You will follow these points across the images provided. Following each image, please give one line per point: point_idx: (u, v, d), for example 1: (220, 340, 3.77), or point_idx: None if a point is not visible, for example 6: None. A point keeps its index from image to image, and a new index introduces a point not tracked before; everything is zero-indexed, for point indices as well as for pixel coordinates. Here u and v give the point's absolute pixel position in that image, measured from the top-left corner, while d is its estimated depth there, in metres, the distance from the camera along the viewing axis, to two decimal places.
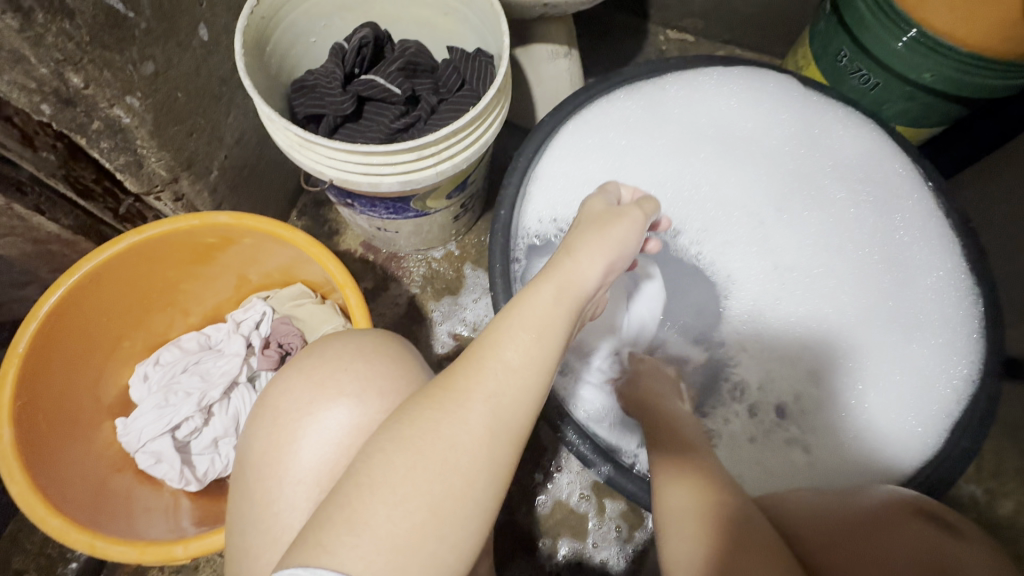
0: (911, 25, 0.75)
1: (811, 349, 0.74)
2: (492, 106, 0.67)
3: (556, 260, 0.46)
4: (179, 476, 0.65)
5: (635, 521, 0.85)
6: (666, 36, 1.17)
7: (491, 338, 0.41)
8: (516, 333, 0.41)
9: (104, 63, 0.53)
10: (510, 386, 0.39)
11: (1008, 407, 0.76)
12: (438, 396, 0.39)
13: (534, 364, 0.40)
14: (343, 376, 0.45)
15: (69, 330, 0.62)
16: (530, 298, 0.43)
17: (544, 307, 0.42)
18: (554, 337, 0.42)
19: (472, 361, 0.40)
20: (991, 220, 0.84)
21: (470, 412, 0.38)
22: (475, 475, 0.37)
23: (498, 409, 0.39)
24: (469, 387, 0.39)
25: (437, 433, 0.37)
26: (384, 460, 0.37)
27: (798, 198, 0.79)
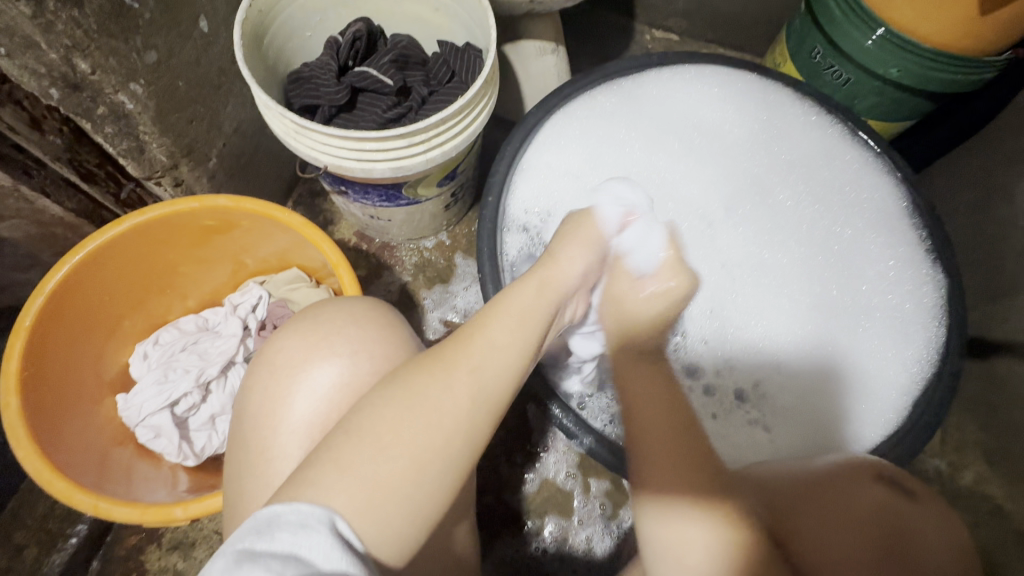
0: (878, 24, 0.79)
1: (771, 340, 0.77)
2: (480, 96, 0.70)
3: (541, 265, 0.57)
4: (177, 451, 0.68)
5: (619, 500, 0.88)
6: (651, 36, 1.21)
7: (481, 321, 0.49)
8: (499, 318, 0.49)
9: (110, 51, 0.56)
10: (492, 361, 0.46)
11: (970, 386, 0.80)
12: (431, 364, 0.44)
13: (512, 347, 0.48)
14: (338, 339, 0.47)
15: (73, 306, 0.64)
16: (515, 292, 0.53)
17: (531, 299, 0.52)
18: (534, 324, 0.51)
19: (463, 340, 0.47)
20: (957, 209, 0.88)
21: (454, 380, 0.44)
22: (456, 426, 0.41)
23: (480, 381, 0.45)
24: (457, 359, 0.45)
25: (424, 396, 0.42)
26: (374, 414, 0.42)
27: (748, 198, 0.83)
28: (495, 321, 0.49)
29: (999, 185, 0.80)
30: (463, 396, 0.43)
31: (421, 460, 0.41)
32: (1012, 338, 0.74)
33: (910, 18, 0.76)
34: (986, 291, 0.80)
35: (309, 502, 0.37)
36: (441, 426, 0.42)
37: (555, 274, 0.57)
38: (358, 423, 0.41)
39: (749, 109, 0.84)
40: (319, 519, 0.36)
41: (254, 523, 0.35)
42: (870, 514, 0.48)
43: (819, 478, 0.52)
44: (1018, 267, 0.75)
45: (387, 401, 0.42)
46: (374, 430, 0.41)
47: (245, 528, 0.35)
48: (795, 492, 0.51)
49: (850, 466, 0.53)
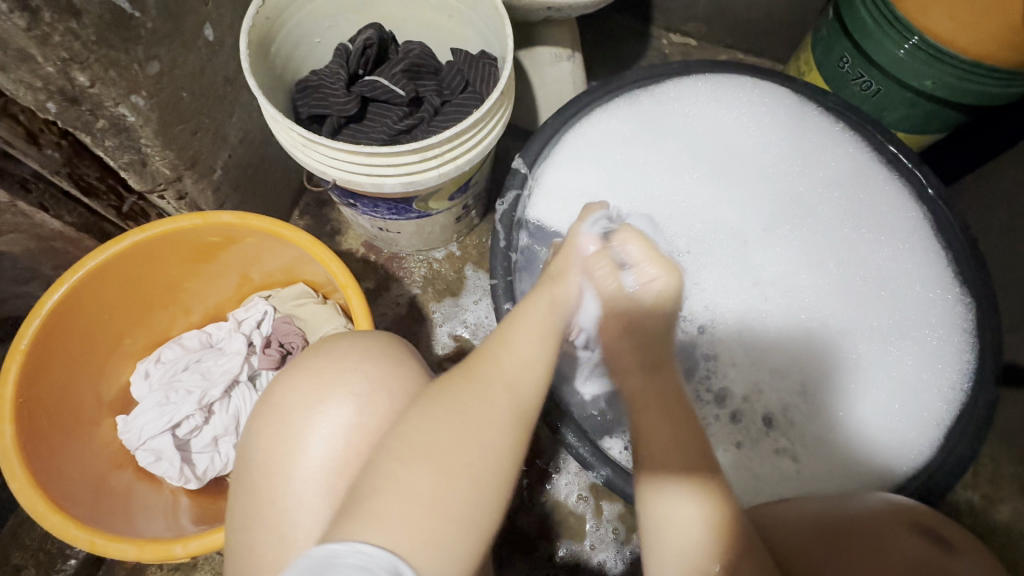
0: (914, 33, 0.75)
1: (803, 362, 0.74)
2: (496, 108, 0.67)
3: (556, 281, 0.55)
4: (179, 475, 0.66)
5: (632, 524, 0.85)
6: (669, 40, 1.17)
7: (502, 338, 0.48)
8: (522, 334, 0.49)
9: (110, 62, 0.53)
10: (524, 374, 0.46)
11: (1007, 415, 0.76)
12: (466, 381, 0.43)
13: (538, 361, 0.47)
14: (348, 375, 0.45)
15: (73, 327, 0.62)
16: (530, 303, 0.52)
17: (543, 310, 0.51)
18: (553, 339, 0.50)
19: (487, 355, 0.46)
20: (991, 227, 0.84)
21: (493, 397, 0.43)
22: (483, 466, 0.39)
23: (519, 394, 0.44)
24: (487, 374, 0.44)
25: (463, 413, 0.41)
26: (415, 433, 0.40)
27: (784, 223, 0.80)
28: (519, 339, 0.48)
29: None
30: (498, 406, 0.42)
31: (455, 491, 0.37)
32: None
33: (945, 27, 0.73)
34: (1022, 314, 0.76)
35: (371, 544, 0.35)
36: (480, 453, 0.40)
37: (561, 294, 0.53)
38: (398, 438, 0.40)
39: (772, 123, 0.81)
40: (382, 566, 0.33)
41: (308, 563, 0.34)
42: (900, 563, 0.45)
43: (847, 521, 0.49)
44: None
45: (427, 423, 0.40)
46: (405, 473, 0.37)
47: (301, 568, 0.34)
48: (821, 545, 0.48)
49: (878, 510, 0.50)
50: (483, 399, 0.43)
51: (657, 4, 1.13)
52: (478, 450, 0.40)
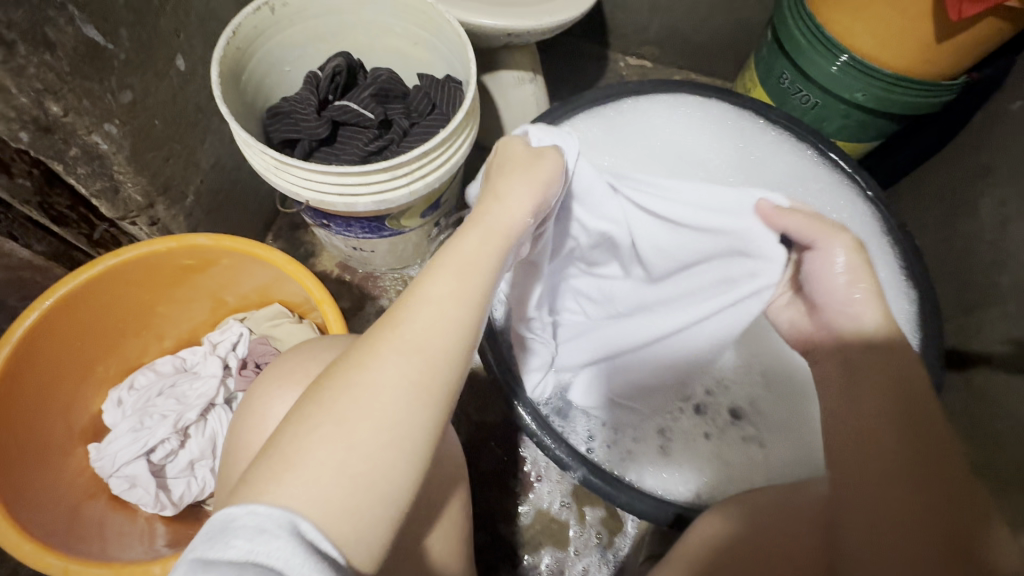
0: (842, 51, 0.83)
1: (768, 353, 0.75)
2: (462, 128, 0.71)
3: (484, 207, 0.48)
4: (154, 501, 0.65)
5: (614, 527, 0.86)
6: (625, 63, 1.25)
7: (415, 286, 0.42)
8: (442, 275, 0.43)
9: (85, 92, 0.55)
10: (430, 327, 0.40)
11: (952, 397, 0.82)
12: (361, 348, 0.40)
13: (459, 299, 0.42)
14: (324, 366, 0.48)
15: (45, 355, 0.62)
16: (455, 245, 0.45)
17: (467, 252, 0.44)
18: (477, 281, 0.43)
19: (394, 312, 0.41)
20: (924, 224, 0.91)
21: (387, 357, 0.39)
22: (391, 421, 0.37)
23: (419, 350, 0.39)
24: (398, 331, 0.40)
25: (361, 385, 0.38)
26: (310, 415, 0.37)
27: None
28: (441, 279, 0.42)
29: (965, 199, 0.83)
30: (400, 370, 0.38)
31: (380, 445, 0.37)
32: (987, 348, 0.76)
33: (860, 38, 0.81)
34: (959, 302, 0.82)
35: (269, 505, 0.34)
36: (373, 423, 0.37)
37: (505, 223, 0.47)
38: (298, 427, 0.37)
39: (724, 134, 0.88)
40: (278, 524, 0.32)
41: (207, 530, 0.32)
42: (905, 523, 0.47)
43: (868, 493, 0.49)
44: (989, 277, 0.77)
45: (332, 396, 0.38)
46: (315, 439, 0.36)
47: (200, 538, 0.33)
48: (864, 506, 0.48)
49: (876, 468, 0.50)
50: (397, 365, 0.38)
51: (612, 30, 1.20)
52: (369, 421, 0.37)
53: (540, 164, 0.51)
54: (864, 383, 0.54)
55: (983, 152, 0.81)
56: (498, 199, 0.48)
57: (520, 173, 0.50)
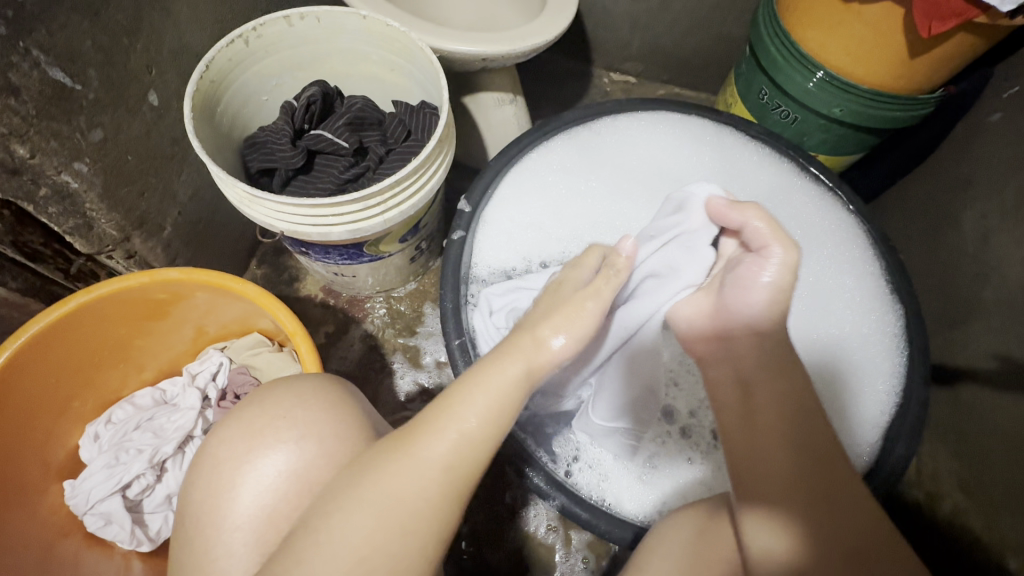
0: (818, 68, 0.83)
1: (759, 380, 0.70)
2: (435, 155, 0.71)
3: (526, 338, 0.45)
4: (130, 538, 0.65)
5: (601, 550, 0.85)
6: (609, 79, 1.25)
7: (448, 404, 0.43)
8: (472, 399, 0.43)
9: (51, 134, 0.56)
10: (457, 452, 0.42)
11: (939, 413, 0.81)
12: (388, 457, 0.42)
13: (487, 433, 0.42)
14: (281, 423, 0.47)
15: (18, 394, 0.62)
16: (495, 371, 0.43)
17: (502, 382, 0.43)
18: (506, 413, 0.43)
19: (427, 426, 0.43)
20: (908, 236, 0.90)
21: (411, 473, 0.41)
22: (399, 530, 0.40)
23: (443, 469, 0.41)
24: (419, 450, 0.41)
25: (383, 492, 0.40)
26: (330, 515, 0.40)
27: None
28: (473, 401, 0.43)
29: (946, 212, 0.82)
30: (420, 489, 0.41)
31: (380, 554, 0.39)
32: (972, 364, 0.75)
33: (835, 54, 0.80)
34: (944, 316, 0.81)
35: None
36: (387, 533, 0.40)
37: (539, 361, 0.44)
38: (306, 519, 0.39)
39: (704, 151, 0.87)
40: None
41: None
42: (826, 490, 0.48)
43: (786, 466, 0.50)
44: (972, 292, 0.76)
45: (351, 504, 0.40)
46: (331, 539, 0.39)
47: None
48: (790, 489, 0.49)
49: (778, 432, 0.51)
50: (415, 480, 0.41)
51: (595, 47, 1.20)
52: (385, 532, 0.40)
53: (593, 304, 0.47)
54: (761, 404, 0.50)
55: (963, 164, 0.80)
56: (542, 345, 0.45)
57: (565, 312, 0.47)
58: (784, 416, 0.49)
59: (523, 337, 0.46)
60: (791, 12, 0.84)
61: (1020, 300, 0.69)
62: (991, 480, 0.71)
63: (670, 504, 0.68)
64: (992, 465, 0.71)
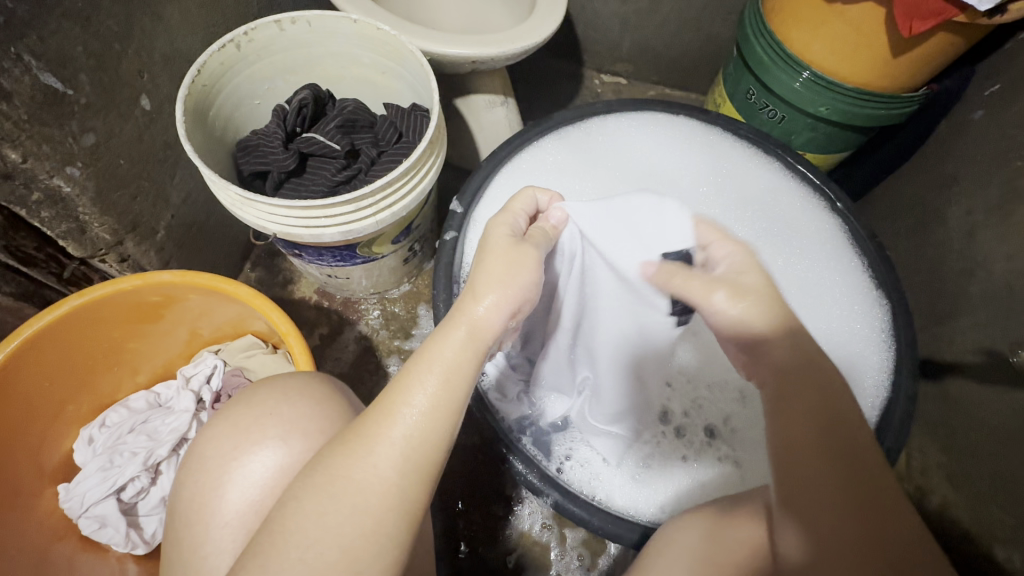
0: (803, 67, 0.84)
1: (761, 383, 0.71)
2: (425, 157, 0.72)
3: (463, 307, 0.44)
4: (125, 541, 0.65)
5: (596, 548, 0.86)
6: (600, 80, 1.26)
7: (402, 381, 0.42)
8: (425, 376, 0.42)
9: (43, 138, 0.56)
10: (417, 431, 0.41)
11: (927, 407, 0.82)
12: (351, 441, 0.41)
13: (442, 409, 0.42)
14: (269, 421, 0.48)
15: (12, 398, 0.62)
16: (440, 340, 0.43)
17: (452, 350, 0.43)
18: (460, 382, 0.43)
19: (383, 405, 0.42)
20: (894, 232, 0.91)
21: (376, 455, 0.40)
22: (369, 524, 0.39)
23: (407, 451, 0.40)
24: (378, 434, 0.41)
25: (348, 479, 0.40)
26: (295, 507, 0.39)
27: None
28: (426, 380, 0.42)
29: (932, 208, 0.83)
30: (387, 474, 0.40)
31: (351, 550, 0.38)
32: (960, 358, 0.76)
33: (819, 54, 0.82)
34: (930, 311, 0.82)
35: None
36: (350, 521, 0.39)
37: (479, 325, 0.44)
38: (292, 515, 0.39)
39: (694, 151, 0.89)
40: None
41: None
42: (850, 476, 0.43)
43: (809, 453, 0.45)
44: (958, 287, 0.77)
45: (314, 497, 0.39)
46: (298, 528, 0.38)
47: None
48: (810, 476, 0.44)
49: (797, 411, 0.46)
50: (380, 465, 0.40)
51: (585, 49, 1.22)
52: (353, 519, 0.39)
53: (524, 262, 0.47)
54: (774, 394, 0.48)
55: (948, 162, 0.82)
56: (477, 304, 0.44)
57: (502, 266, 0.46)
58: (816, 407, 0.44)
59: (461, 299, 0.45)
60: (777, 13, 0.86)
61: (1007, 294, 0.70)
62: (979, 472, 0.71)
63: (665, 502, 0.69)
64: (980, 458, 0.71)
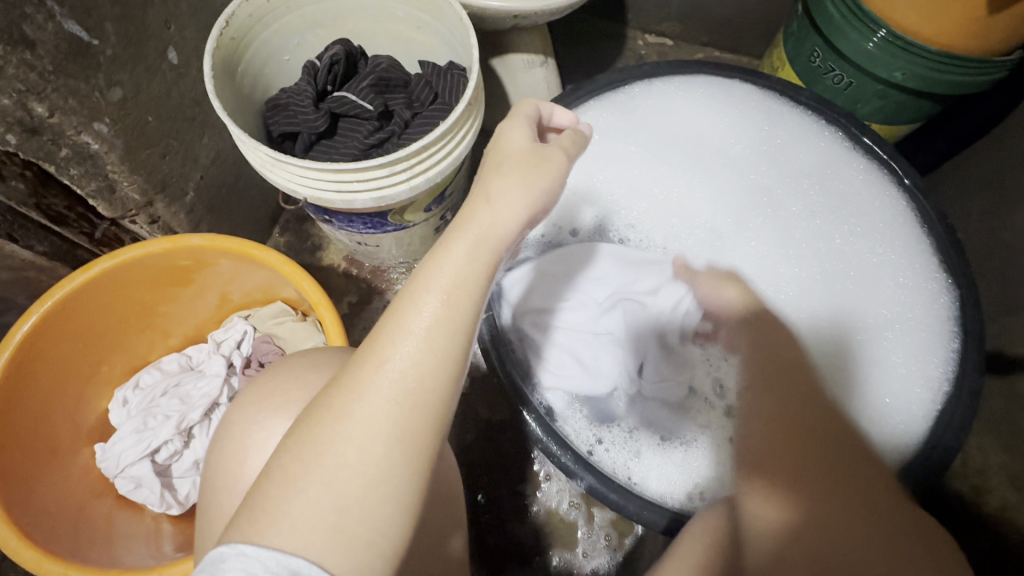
0: (880, 26, 0.75)
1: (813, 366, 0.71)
2: (463, 119, 0.67)
3: (472, 211, 0.39)
4: (159, 501, 0.66)
5: (624, 529, 0.84)
6: (644, 41, 1.18)
7: (401, 305, 0.36)
8: (423, 298, 0.36)
9: (69, 91, 0.54)
10: (419, 364, 0.35)
11: (989, 403, 0.76)
12: (343, 380, 0.35)
13: (445, 329, 0.36)
14: (294, 390, 0.46)
15: (46, 357, 0.62)
16: (440, 256, 0.37)
17: (458, 264, 0.37)
18: (465, 303, 0.36)
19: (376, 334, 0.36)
20: (968, 214, 0.83)
21: (371, 395, 0.34)
22: (375, 473, 0.34)
23: (409, 391, 0.35)
24: (372, 368, 0.35)
25: (343, 423, 0.34)
26: (291, 457, 0.34)
27: (756, 211, 0.81)
28: (425, 301, 0.36)
29: (1014, 187, 0.75)
30: (386, 416, 0.34)
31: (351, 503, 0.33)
32: None
33: (898, 8, 0.73)
34: (1003, 302, 0.76)
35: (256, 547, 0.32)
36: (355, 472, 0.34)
37: (493, 228, 0.38)
38: (279, 470, 0.34)
39: (749, 118, 0.82)
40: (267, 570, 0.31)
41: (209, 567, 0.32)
42: None
43: None
44: None
45: (306, 441, 0.35)
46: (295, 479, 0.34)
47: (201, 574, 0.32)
48: None
49: None
50: (373, 402, 0.34)
51: (630, 6, 1.13)
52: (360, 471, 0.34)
53: (550, 163, 0.42)
54: None
55: None
56: (492, 207, 0.39)
57: (519, 170, 0.40)
58: None
59: (469, 203, 0.40)
60: None
61: None
62: None
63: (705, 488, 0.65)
64: None
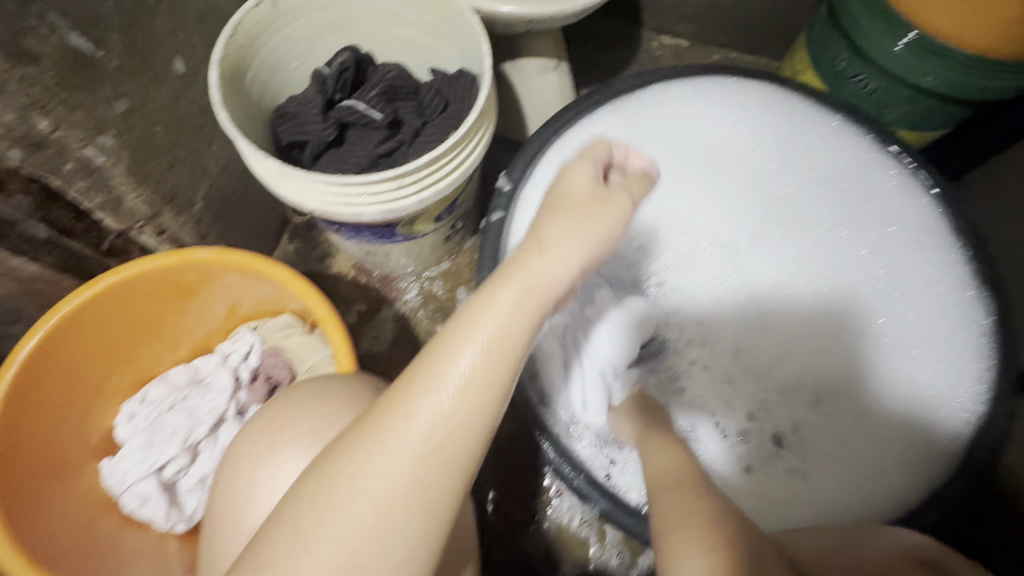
0: (910, 28, 0.72)
1: (829, 384, 0.69)
2: (475, 130, 0.66)
3: (521, 257, 0.36)
4: (166, 518, 0.65)
5: (636, 547, 0.82)
6: (659, 42, 1.15)
7: (435, 351, 0.34)
8: (460, 349, 0.34)
9: (75, 104, 0.53)
10: (452, 422, 0.33)
11: None
12: (369, 424, 0.34)
13: (479, 386, 0.33)
14: (303, 418, 0.45)
15: (51, 373, 0.61)
16: (486, 300, 0.35)
17: (504, 313, 0.34)
18: (504, 359, 0.34)
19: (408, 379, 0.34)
20: (1000, 224, 0.79)
21: (396, 447, 0.33)
22: (389, 532, 0.33)
23: (436, 447, 0.33)
24: (400, 416, 0.33)
25: (366, 474, 0.33)
26: (306, 504, 0.33)
27: (775, 223, 0.76)
28: (462, 351, 0.34)
29: None
30: (407, 472, 0.33)
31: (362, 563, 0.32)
32: None
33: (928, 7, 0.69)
34: None
35: None
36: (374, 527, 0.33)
37: (540, 280, 0.35)
38: (291, 517, 0.33)
39: (771, 124, 0.78)
40: None
41: None
42: None
43: None
44: None
45: (323, 485, 0.33)
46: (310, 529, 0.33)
47: None
48: None
49: None
50: (396, 455, 0.33)
51: (645, 7, 1.10)
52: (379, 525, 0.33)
53: (610, 208, 0.39)
54: None
55: None
56: (542, 255, 0.36)
57: (580, 217, 0.38)
58: None
59: (520, 248, 0.37)
60: None
61: None
62: None
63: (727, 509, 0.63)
64: None
